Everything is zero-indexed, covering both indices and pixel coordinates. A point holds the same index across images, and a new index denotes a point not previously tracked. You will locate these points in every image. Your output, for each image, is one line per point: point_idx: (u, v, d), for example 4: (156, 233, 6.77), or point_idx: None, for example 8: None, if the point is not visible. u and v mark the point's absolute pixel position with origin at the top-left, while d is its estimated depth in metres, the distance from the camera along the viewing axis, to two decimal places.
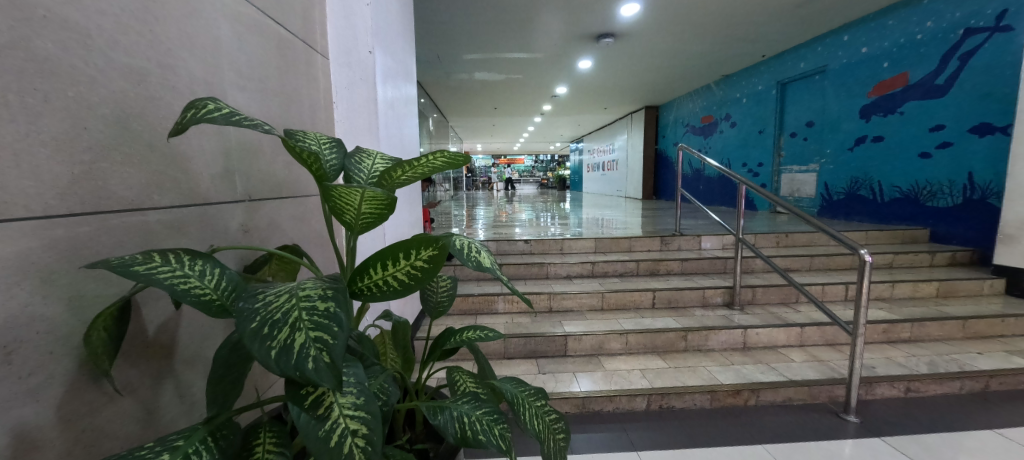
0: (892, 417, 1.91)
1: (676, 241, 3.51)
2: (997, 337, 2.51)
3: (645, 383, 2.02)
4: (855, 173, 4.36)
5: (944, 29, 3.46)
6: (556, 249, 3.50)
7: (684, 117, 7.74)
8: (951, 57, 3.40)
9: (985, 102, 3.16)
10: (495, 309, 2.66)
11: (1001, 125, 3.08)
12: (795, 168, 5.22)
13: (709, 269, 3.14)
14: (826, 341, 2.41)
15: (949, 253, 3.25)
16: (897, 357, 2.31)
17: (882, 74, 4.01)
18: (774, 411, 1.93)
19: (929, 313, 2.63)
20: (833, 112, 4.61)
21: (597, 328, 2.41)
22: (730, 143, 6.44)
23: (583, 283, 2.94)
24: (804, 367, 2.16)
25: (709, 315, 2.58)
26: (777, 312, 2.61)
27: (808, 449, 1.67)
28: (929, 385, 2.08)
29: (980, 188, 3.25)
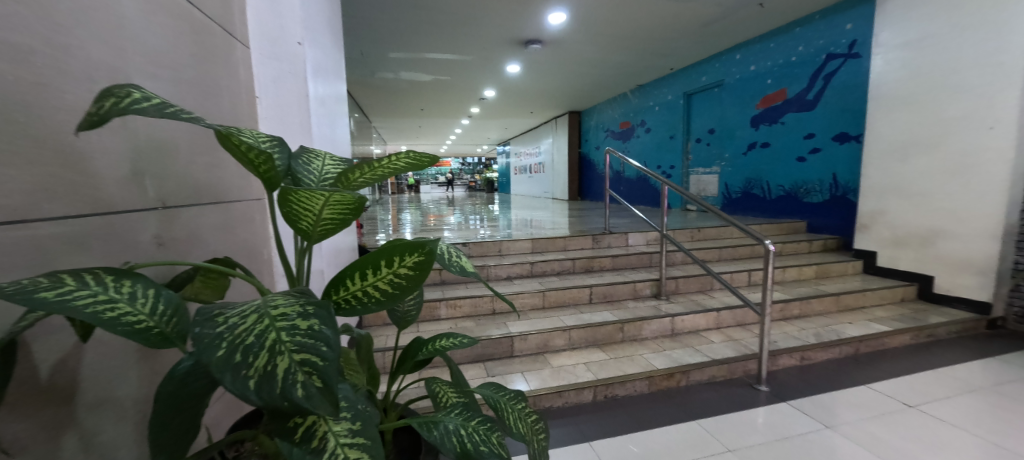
0: (794, 383, 2.21)
1: (606, 239, 3.72)
2: (860, 309, 3.04)
3: (590, 375, 2.11)
4: (749, 175, 4.99)
5: (811, 53, 4.12)
6: (494, 251, 3.51)
7: (605, 123, 8.25)
8: (817, 77, 4.07)
9: (844, 115, 3.82)
10: (438, 316, 2.59)
11: (855, 134, 3.74)
12: (701, 170, 5.82)
13: (637, 263, 3.38)
14: (738, 322, 2.73)
15: (822, 240, 3.87)
16: (792, 331, 2.68)
17: (767, 89, 4.66)
18: (703, 389, 2.13)
19: (812, 291, 3.11)
20: (731, 122, 5.23)
21: (540, 326, 2.46)
22: (646, 147, 6.98)
23: (523, 284, 2.97)
24: (723, 346, 2.42)
25: (640, 306, 2.78)
26: (697, 300, 2.89)
27: (732, 420, 1.88)
28: (817, 353, 2.45)
29: (842, 187, 3.90)
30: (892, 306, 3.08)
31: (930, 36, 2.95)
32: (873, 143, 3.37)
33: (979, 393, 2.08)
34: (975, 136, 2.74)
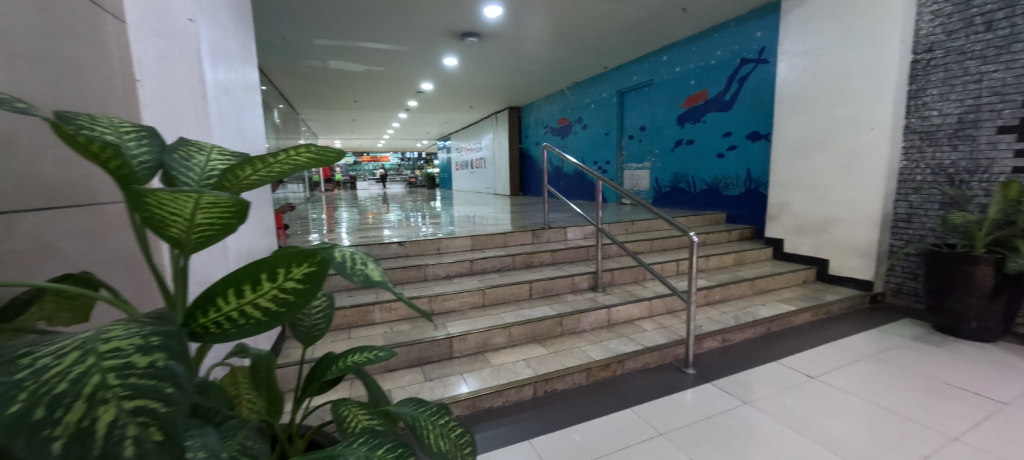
0: (717, 364, 2.38)
1: (545, 234, 3.75)
2: (771, 291, 3.36)
3: (530, 371, 2.11)
4: (677, 170, 5.30)
5: (728, 57, 4.46)
6: (433, 249, 3.40)
7: (544, 119, 8.36)
8: (733, 79, 4.41)
9: (756, 115, 4.18)
10: (372, 320, 2.46)
11: (764, 133, 4.11)
12: (633, 166, 6.09)
13: (575, 257, 3.46)
14: (668, 310, 2.88)
15: (739, 230, 4.22)
16: (715, 315, 2.89)
17: (691, 90, 4.97)
18: (637, 376, 2.22)
19: (731, 277, 3.37)
20: (660, 120, 5.52)
21: (480, 325, 2.41)
22: (583, 143, 7.18)
23: (462, 282, 2.90)
24: (655, 334, 2.53)
25: (578, 299, 2.84)
26: (631, 290, 3.01)
27: (662, 404, 1.97)
28: (736, 334, 2.66)
29: (755, 181, 4.28)
30: (797, 287, 3.43)
31: (824, 46, 3.31)
32: (780, 141, 3.72)
33: (865, 361, 2.38)
34: (860, 136, 3.12)
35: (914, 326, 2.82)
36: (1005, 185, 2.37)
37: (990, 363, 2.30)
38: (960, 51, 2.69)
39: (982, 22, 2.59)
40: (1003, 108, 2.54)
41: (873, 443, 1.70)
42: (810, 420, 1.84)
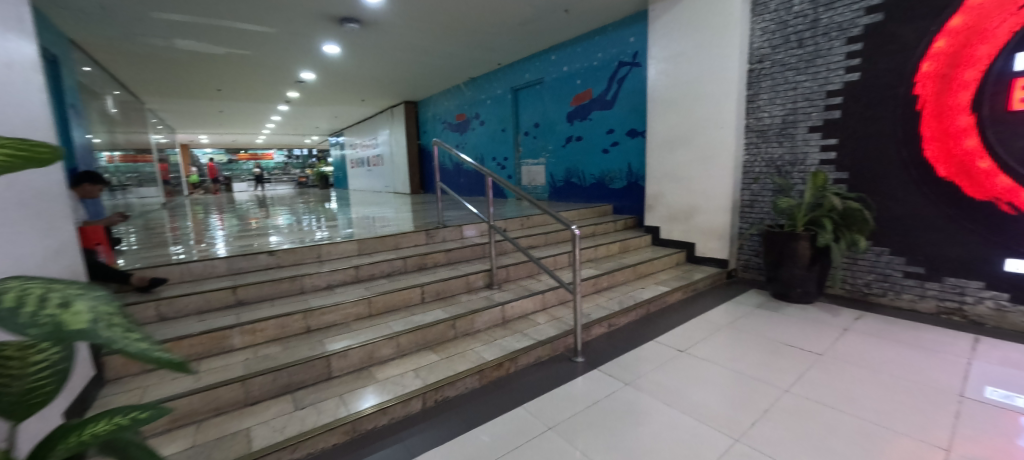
0: (603, 349, 2.51)
1: (440, 234, 3.62)
2: (651, 275, 3.68)
3: (419, 382, 1.98)
4: (569, 166, 5.54)
5: (607, 60, 4.78)
6: (313, 257, 3.04)
7: (441, 114, 8.15)
8: (613, 80, 4.75)
9: (633, 114, 4.56)
10: (230, 346, 2.10)
11: (641, 130, 4.50)
12: (530, 162, 6.23)
13: (471, 255, 3.39)
14: (560, 301, 2.97)
15: (623, 220, 4.56)
16: (602, 301, 3.06)
17: (577, 89, 5.23)
18: (530, 371, 2.23)
19: (617, 265, 3.61)
20: (551, 117, 5.72)
21: (365, 337, 2.21)
22: (481, 139, 7.15)
23: (346, 292, 2.63)
24: (547, 326, 2.59)
25: (473, 298, 2.77)
26: (525, 285, 3.05)
27: (552, 396, 2.01)
28: (620, 318, 2.84)
29: (636, 175, 4.67)
30: (671, 269, 3.82)
31: (684, 53, 3.70)
32: (652, 138, 4.09)
33: (722, 331, 2.71)
34: (714, 133, 3.57)
35: (759, 296, 3.32)
36: (814, 175, 2.90)
37: (809, 321, 2.80)
38: (781, 63, 3.23)
39: (795, 40, 3.14)
40: (812, 111, 3.11)
41: (728, 404, 1.92)
42: (679, 392, 2.03)
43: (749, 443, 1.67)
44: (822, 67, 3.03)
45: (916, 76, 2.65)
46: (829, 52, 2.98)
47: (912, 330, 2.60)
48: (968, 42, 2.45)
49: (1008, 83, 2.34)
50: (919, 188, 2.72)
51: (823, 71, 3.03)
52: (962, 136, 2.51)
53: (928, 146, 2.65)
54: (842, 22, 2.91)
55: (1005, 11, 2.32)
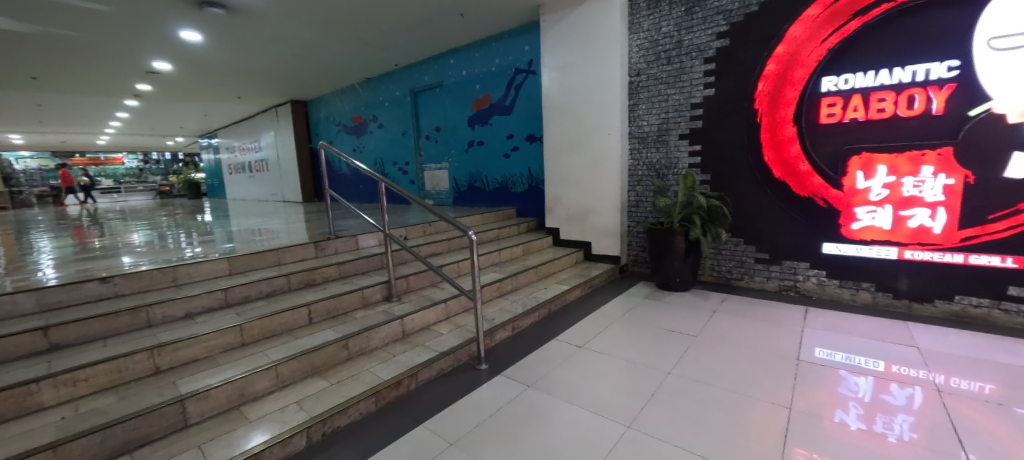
0: (507, 353, 2.51)
1: (332, 245, 3.31)
2: (552, 274, 3.81)
3: (304, 415, 1.76)
4: (472, 170, 5.51)
5: (504, 66, 4.88)
6: (167, 281, 2.54)
7: (335, 116, 7.56)
8: (510, 87, 4.86)
9: (531, 120, 4.72)
10: (38, 405, 1.65)
11: (539, 136, 4.68)
12: (432, 166, 6.05)
13: (368, 267, 3.16)
14: (464, 308, 2.91)
15: (526, 223, 4.67)
16: (506, 305, 3.06)
17: (477, 93, 5.23)
18: (431, 386, 2.13)
19: (520, 267, 3.67)
20: (452, 121, 5.63)
21: (235, 371, 1.90)
22: (380, 143, 6.77)
23: (211, 320, 2.25)
24: (450, 336, 2.50)
25: (369, 314, 2.57)
26: (427, 294, 2.92)
27: (454, 410, 1.93)
28: (523, 320, 2.88)
29: (536, 179, 4.83)
30: (571, 268, 4.00)
31: (573, 63, 3.92)
32: (549, 143, 4.25)
33: (616, 324, 2.90)
34: (602, 139, 3.84)
35: (646, 287, 3.64)
36: (685, 176, 3.30)
37: (687, 307, 3.15)
38: (654, 78, 3.60)
39: (664, 57, 3.52)
40: (680, 121, 3.52)
41: (620, 393, 2.05)
42: (577, 388, 2.11)
43: (639, 428, 1.79)
44: (687, 83, 3.45)
45: (754, 93, 3.14)
46: (692, 69, 3.41)
47: (763, 307, 3.06)
48: (789, 67, 2.98)
49: (818, 102, 2.91)
50: (762, 187, 3.23)
51: (688, 86, 3.44)
52: (789, 144, 3.04)
53: (766, 152, 3.15)
54: (700, 44, 3.34)
55: (812, 43, 2.88)
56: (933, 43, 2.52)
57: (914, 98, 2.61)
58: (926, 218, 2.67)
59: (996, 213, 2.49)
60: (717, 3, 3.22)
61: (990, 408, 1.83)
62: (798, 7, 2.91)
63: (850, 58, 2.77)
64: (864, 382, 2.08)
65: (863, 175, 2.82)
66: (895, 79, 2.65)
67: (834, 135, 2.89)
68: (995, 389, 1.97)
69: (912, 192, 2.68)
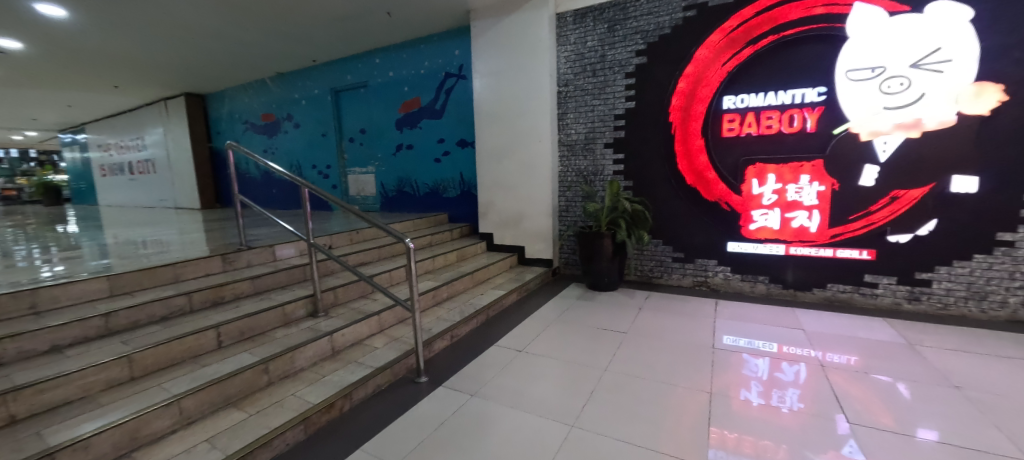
0: (447, 363, 2.45)
1: (244, 257, 2.95)
2: (488, 280, 3.80)
3: (217, 454, 1.54)
4: (400, 175, 5.30)
5: (434, 69, 4.79)
6: (23, 309, 2.06)
7: (241, 112, 6.80)
8: (440, 91, 4.78)
9: (463, 125, 4.69)
10: None
11: (470, 141, 4.66)
12: (356, 170, 5.71)
13: (287, 281, 2.87)
14: (399, 320, 2.78)
15: (460, 228, 4.61)
16: (443, 313, 2.98)
17: (405, 96, 5.06)
18: (368, 405, 2.00)
19: (455, 273, 3.60)
20: (378, 123, 5.37)
21: (124, 411, 1.61)
22: (295, 144, 6.22)
23: (88, 352, 1.87)
24: (385, 350, 2.37)
25: (293, 332, 2.34)
26: (357, 307, 2.74)
27: (395, 428, 1.83)
28: (462, 328, 2.83)
29: (468, 184, 4.80)
30: (506, 272, 4.03)
31: (505, 70, 3.97)
32: (481, 148, 4.25)
33: (553, 325, 2.98)
34: (534, 146, 3.94)
35: (578, 288, 3.79)
36: (611, 182, 3.51)
37: (616, 306, 3.34)
38: (581, 89, 3.79)
39: (590, 70, 3.72)
40: (606, 130, 3.74)
41: (561, 394, 2.10)
42: (520, 392, 2.13)
43: (581, 425, 1.85)
44: (610, 95, 3.68)
45: (669, 107, 3.45)
46: (614, 83, 3.64)
47: (681, 302, 3.36)
48: (696, 85, 3.33)
49: (720, 117, 3.28)
50: (677, 193, 3.55)
51: (611, 98, 3.68)
52: (698, 154, 3.38)
53: (679, 161, 3.48)
54: (621, 60, 3.59)
55: (715, 66, 3.25)
56: (807, 71, 2.98)
57: (794, 117, 3.06)
58: (805, 219, 3.14)
59: (853, 214, 3.01)
60: (635, 23, 3.49)
61: (857, 376, 2.20)
62: (703, 33, 3.27)
63: (744, 81, 3.18)
64: (763, 362, 2.38)
65: (757, 182, 3.23)
66: (779, 101, 3.09)
67: (734, 148, 3.28)
68: (859, 360, 2.37)
69: (794, 197, 3.14)
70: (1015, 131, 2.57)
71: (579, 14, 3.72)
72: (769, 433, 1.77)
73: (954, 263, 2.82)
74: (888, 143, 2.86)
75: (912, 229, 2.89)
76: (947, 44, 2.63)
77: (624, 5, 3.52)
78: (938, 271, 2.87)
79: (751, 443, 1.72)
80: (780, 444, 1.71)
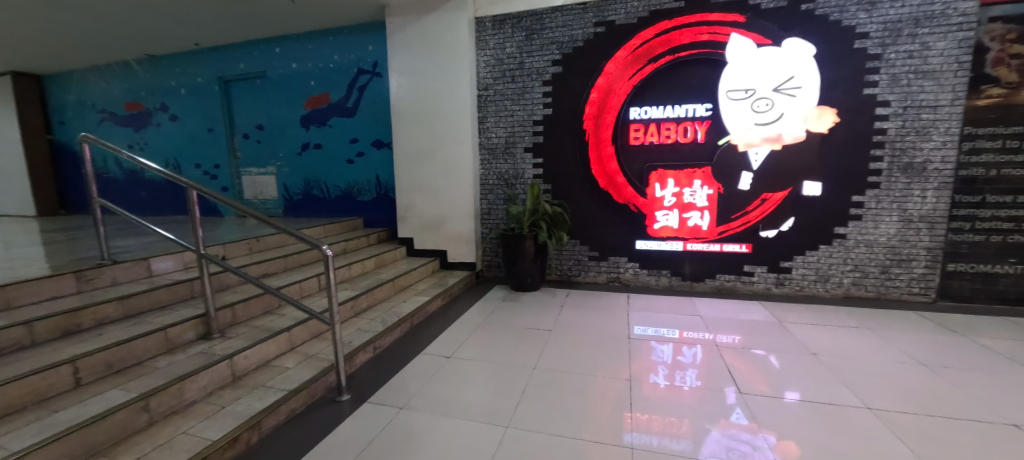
0: (370, 377, 2.30)
1: (107, 274, 2.43)
2: (410, 286, 3.66)
3: None
4: (307, 176, 4.85)
5: (345, 64, 4.48)
6: None
7: (94, 99, 5.63)
8: (353, 87, 4.50)
9: (378, 125, 4.47)
10: None
11: (387, 142, 4.46)
12: (252, 170, 5.08)
13: (169, 299, 2.45)
14: (312, 335, 2.54)
15: (376, 233, 4.36)
16: (363, 324, 2.79)
17: (311, 90, 4.66)
18: (281, 433, 1.79)
19: (374, 281, 3.40)
20: (278, 118, 4.85)
21: None
22: (172, 140, 5.34)
23: None
24: (299, 369, 2.15)
25: (180, 360, 2.00)
26: (262, 324, 2.44)
27: (315, 455, 1.67)
28: (385, 338, 2.69)
29: (385, 186, 4.58)
30: (428, 278, 3.91)
31: (423, 70, 3.87)
32: (400, 150, 4.08)
33: (480, 329, 2.97)
34: (455, 148, 3.89)
35: (502, 290, 3.84)
36: (531, 186, 3.62)
37: (539, 305, 3.44)
38: (501, 93, 3.86)
39: (509, 76, 3.81)
40: (525, 135, 3.85)
41: (492, 396, 2.10)
42: (450, 399, 2.08)
43: (513, 425, 1.87)
44: (529, 101, 3.80)
45: (583, 115, 3.67)
46: (533, 90, 3.77)
47: (598, 298, 3.59)
48: (606, 96, 3.59)
49: (627, 126, 3.58)
50: (591, 196, 3.79)
51: (530, 104, 3.80)
52: (609, 160, 3.65)
53: (593, 166, 3.71)
54: (539, 68, 3.73)
55: (622, 79, 3.54)
56: (697, 89, 3.40)
57: (687, 129, 3.47)
58: (697, 218, 3.57)
59: (734, 213, 3.50)
60: (551, 34, 3.66)
61: (741, 352, 2.57)
62: (611, 48, 3.54)
63: (647, 94, 3.52)
64: (668, 347, 2.65)
65: (659, 186, 3.59)
66: (675, 114, 3.47)
67: (639, 155, 3.60)
68: (741, 338, 2.77)
69: (689, 199, 3.55)
70: (843, 146, 3.22)
71: (497, 21, 3.79)
72: (673, 410, 1.98)
73: (806, 252, 3.43)
74: (759, 153, 3.36)
75: (776, 225, 3.45)
76: (798, 73, 3.21)
77: (541, 15, 3.66)
78: (796, 260, 3.46)
79: (660, 421, 1.90)
80: (683, 419, 1.91)
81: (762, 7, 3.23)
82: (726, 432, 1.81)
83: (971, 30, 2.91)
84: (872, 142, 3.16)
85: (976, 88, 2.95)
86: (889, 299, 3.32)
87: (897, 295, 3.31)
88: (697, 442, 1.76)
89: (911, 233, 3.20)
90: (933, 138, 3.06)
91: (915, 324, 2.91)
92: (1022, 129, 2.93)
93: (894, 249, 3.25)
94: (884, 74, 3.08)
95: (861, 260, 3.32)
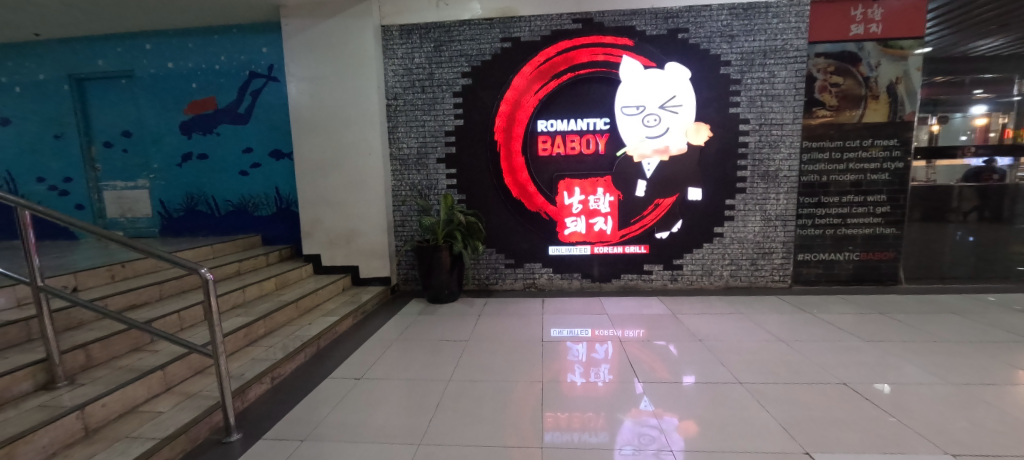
0: (266, 411, 2.09)
1: None
2: (316, 306, 3.40)
3: None
4: (189, 190, 4.29)
5: (235, 66, 4.08)
6: None
7: None
8: (244, 92, 4.11)
9: (276, 133, 4.13)
10: None
11: (287, 152, 4.15)
12: (117, 184, 4.36)
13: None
14: (194, 370, 2.24)
15: (277, 251, 4.00)
16: (259, 353, 2.53)
17: (193, 94, 4.15)
18: None
19: (274, 303, 3.11)
20: (151, 124, 4.24)
21: None
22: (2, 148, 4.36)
23: None
24: (176, 412, 1.88)
25: (8, 419, 1.63)
26: (128, 365, 2.09)
27: None
28: (285, 366, 2.46)
29: (286, 200, 4.23)
30: (338, 296, 3.68)
31: (325, 77, 3.67)
32: (301, 160, 3.80)
33: (394, 346, 2.86)
34: (363, 159, 3.74)
35: (418, 304, 3.74)
36: (445, 196, 3.60)
37: (457, 316, 3.43)
38: (411, 104, 3.80)
39: (419, 86, 3.77)
40: (437, 145, 3.84)
41: (407, 414, 2.05)
42: (360, 423, 1.98)
43: (428, 441, 1.83)
44: (440, 112, 3.80)
45: (493, 127, 3.75)
46: (443, 101, 3.78)
47: (514, 304, 3.67)
48: (515, 109, 3.72)
49: (536, 138, 3.75)
50: (505, 205, 3.88)
51: (440, 115, 3.80)
52: (520, 170, 3.78)
53: (505, 176, 3.81)
54: (448, 79, 3.75)
55: (528, 93, 3.70)
56: (596, 105, 3.69)
57: (590, 141, 3.73)
58: (602, 223, 3.84)
59: (634, 217, 3.82)
60: (459, 47, 3.71)
61: (644, 344, 2.82)
62: (518, 64, 3.70)
63: (552, 108, 3.73)
64: (582, 346, 2.81)
65: (567, 194, 3.80)
66: (579, 127, 3.71)
67: (548, 165, 3.78)
68: (644, 331, 3.04)
69: (595, 205, 3.81)
70: (716, 157, 3.71)
71: (405, 30, 3.74)
72: (589, 406, 2.09)
73: (693, 250, 3.87)
74: (651, 164, 3.73)
75: (668, 227, 3.84)
76: (679, 93, 3.64)
77: (448, 27, 3.69)
78: (685, 257, 3.89)
79: (579, 418, 1.99)
80: (599, 413, 2.03)
81: (647, 33, 3.62)
82: (637, 420, 1.97)
83: (803, 63, 3.56)
84: (738, 153, 3.69)
85: (810, 110, 3.61)
86: (758, 287, 3.88)
87: (765, 283, 3.88)
88: (614, 432, 1.88)
89: (771, 230, 3.79)
90: (782, 150, 3.66)
91: (778, 307, 3.43)
92: (842, 143, 3.64)
93: (759, 244, 3.81)
94: (744, 96, 3.62)
95: (735, 255, 3.84)
